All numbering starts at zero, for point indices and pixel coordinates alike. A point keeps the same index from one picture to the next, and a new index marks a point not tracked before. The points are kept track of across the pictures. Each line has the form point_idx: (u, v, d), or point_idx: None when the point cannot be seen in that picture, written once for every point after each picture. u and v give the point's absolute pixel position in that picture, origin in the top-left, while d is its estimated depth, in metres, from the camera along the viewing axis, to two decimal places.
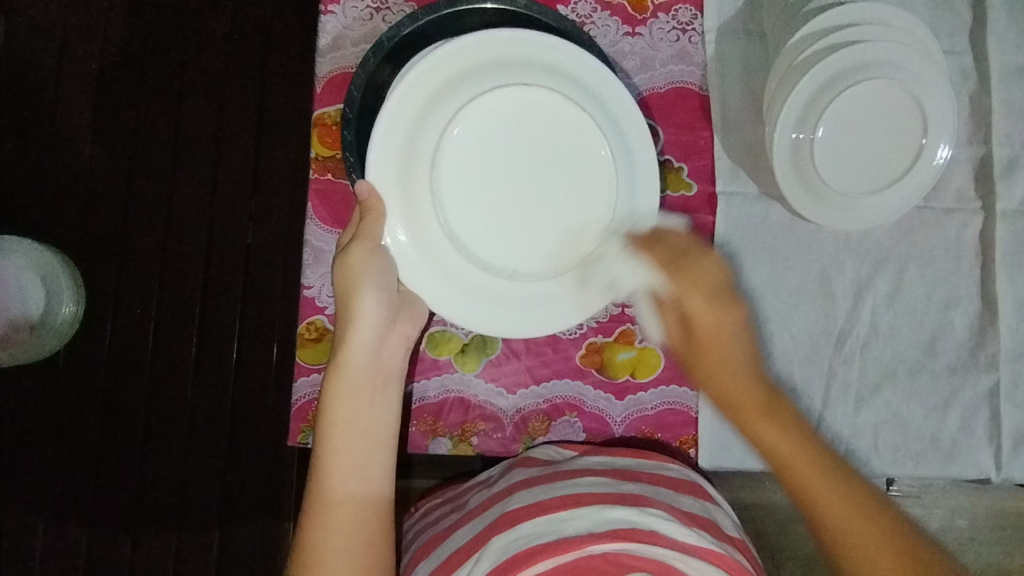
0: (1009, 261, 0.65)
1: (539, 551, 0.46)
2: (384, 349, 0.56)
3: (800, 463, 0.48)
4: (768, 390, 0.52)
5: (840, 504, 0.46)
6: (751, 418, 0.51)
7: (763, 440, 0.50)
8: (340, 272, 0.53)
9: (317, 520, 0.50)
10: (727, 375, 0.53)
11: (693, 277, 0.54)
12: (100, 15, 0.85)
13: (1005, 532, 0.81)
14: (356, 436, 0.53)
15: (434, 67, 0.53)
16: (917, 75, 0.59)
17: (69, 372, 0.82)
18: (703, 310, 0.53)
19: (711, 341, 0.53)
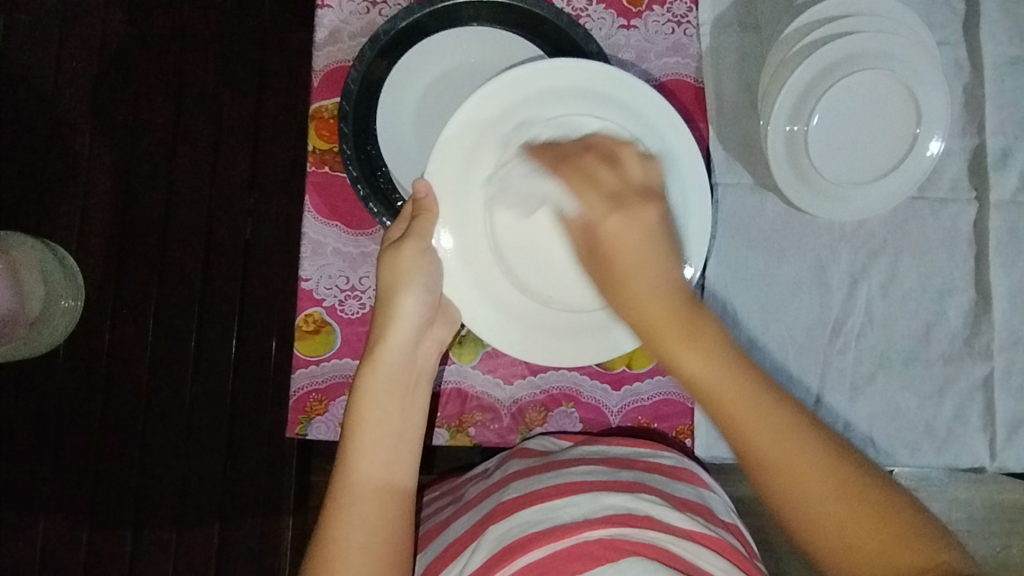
0: (1003, 250, 0.66)
1: (534, 539, 0.46)
2: (419, 351, 0.56)
3: (725, 390, 0.43)
4: (688, 305, 0.46)
5: (777, 440, 0.42)
6: (667, 338, 0.45)
7: (688, 368, 0.44)
8: (387, 268, 0.54)
9: (339, 511, 0.50)
10: (626, 270, 0.48)
11: (586, 173, 0.51)
12: (98, 12, 0.85)
13: (1000, 523, 0.82)
14: (384, 431, 0.53)
15: (509, 86, 0.53)
16: (909, 66, 0.59)
17: (69, 368, 0.83)
18: (601, 213, 0.50)
19: (615, 247, 0.49)
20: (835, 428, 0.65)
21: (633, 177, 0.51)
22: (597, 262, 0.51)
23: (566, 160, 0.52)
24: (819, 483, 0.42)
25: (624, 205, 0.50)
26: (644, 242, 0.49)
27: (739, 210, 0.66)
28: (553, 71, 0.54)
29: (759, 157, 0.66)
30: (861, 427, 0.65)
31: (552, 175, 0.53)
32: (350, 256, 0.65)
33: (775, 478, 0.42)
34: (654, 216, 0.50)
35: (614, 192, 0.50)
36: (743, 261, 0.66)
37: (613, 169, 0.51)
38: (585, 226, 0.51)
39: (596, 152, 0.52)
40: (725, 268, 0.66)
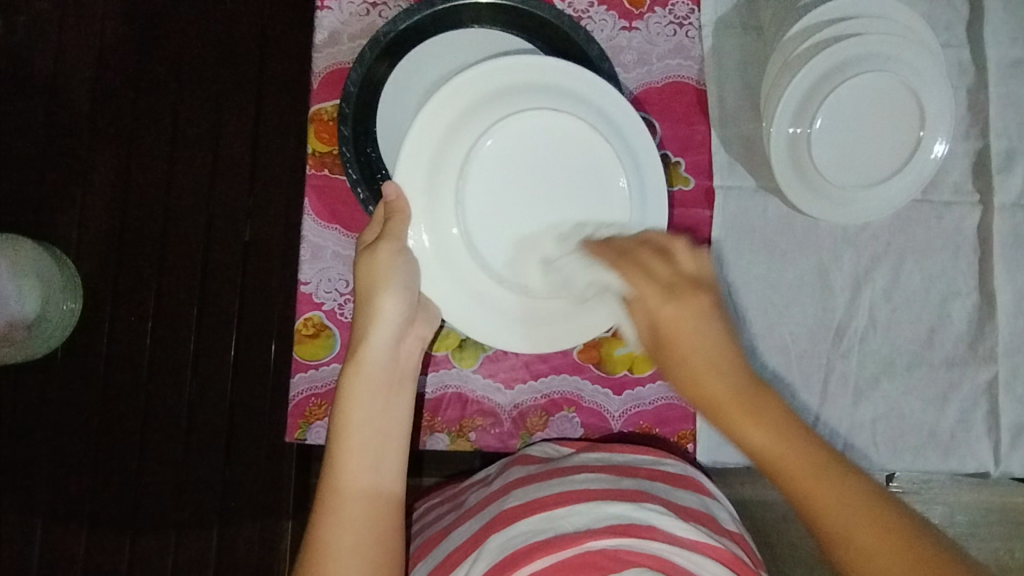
0: (1007, 254, 0.65)
1: (536, 549, 0.46)
2: (401, 352, 0.56)
3: (797, 467, 0.42)
4: (755, 385, 0.45)
5: (873, 537, 0.39)
6: (734, 418, 0.44)
7: (752, 444, 0.43)
8: (363, 268, 0.54)
9: (328, 516, 0.49)
10: (688, 351, 0.46)
11: (641, 266, 0.49)
12: (97, 13, 0.85)
13: (1003, 527, 0.81)
14: (368, 433, 0.52)
15: (473, 82, 0.54)
16: (914, 67, 0.58)
17: (68, 371, 0.82)
18: (657, 299, 0.48)
19: (671, 335, 0.47)
20: (837, 433, 0.65)
21: (686, 267, 0.49)
22: (658, 345, 0.48)
23: (626, 254, 0.51)
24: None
25: (678, 295, 0.47)
26: (707, 324, 0.47)
27: (742, 213, 0.66)
28: (495, 72, 0.54)
29: (761, 160, 0.65)
30: (865, 432, 0.65)
31: (614, 268, 0.51)
32: (350, 259, 0.65)
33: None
34: (711, 299, 0.48)
35: (668, 281, 0.48)
36: (746, 265, 0.65)
37: (667, 261, 0.49)
38: (644, 316, 0.49)
39: (649, 245, 0.51)
40: (728, 271, 0.65)
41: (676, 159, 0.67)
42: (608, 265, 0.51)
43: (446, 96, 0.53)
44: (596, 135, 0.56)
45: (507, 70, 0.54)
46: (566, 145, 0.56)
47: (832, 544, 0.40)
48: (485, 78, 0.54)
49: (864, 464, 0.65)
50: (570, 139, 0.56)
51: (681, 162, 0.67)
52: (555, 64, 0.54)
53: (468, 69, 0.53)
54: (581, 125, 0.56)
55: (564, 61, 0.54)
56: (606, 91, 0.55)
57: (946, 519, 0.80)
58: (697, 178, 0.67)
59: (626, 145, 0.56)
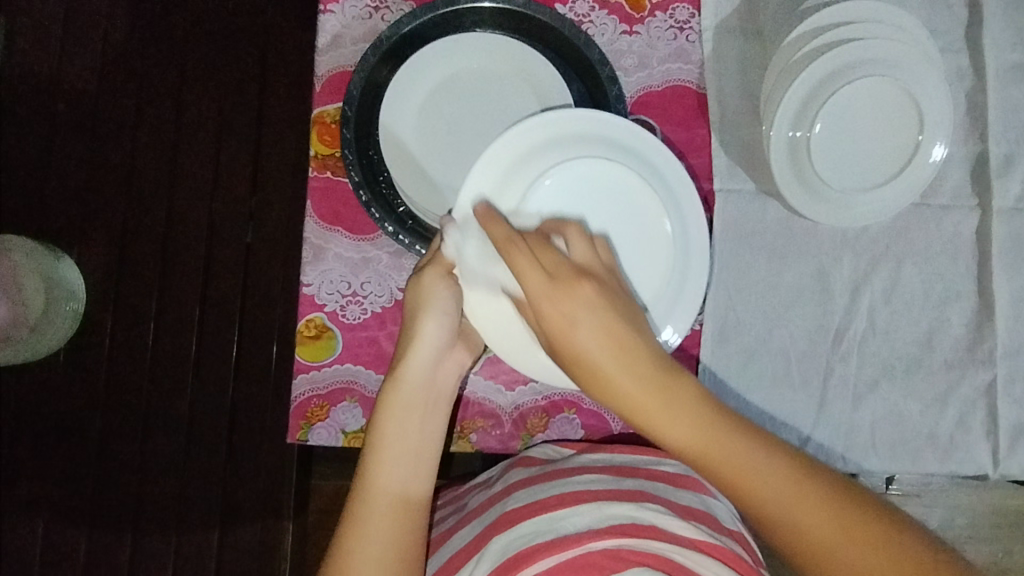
0: (1005, 257, 0.65)
1: (539, 551, 0.46)
2: (441, 371, 0.57)
3: (719, 455, 0.43)
4: (664, 363, 0.45)
5: (797, 494, 0.42)
6: (659, 418, 0.43)
7: (672, 434, 0.44)
8: (410, 292, 0.56)
9: (358, 521, 0.50)
10: (586, 350, 0.45)
11: (533, 251, 0.48)
12: (101, 16, 0.86)
13: (1001, 530, 0.82)
14: (405, 445, 0.53)
15: (524, 133, 0.54)
16: (911, 72, 0.59)
17: (70, 372, 0.83)
18: (541, 293, 0.46)
19: (566, 336, 0.46)
20: (836, 436, 0.65)
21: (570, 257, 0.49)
22: (557, 351, 0.47)
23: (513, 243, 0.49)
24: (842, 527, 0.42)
25: (562, 287, 0.46)
26: (616, 316, 0.46)
27: (741, 217, 0.66)
28: (536, 129, 0.54)
29: (761, 164, 0.66)
30: (864, 433, 0.65)
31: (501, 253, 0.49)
32: (351, 261, 0.65)
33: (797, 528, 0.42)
34: (600, 289, 0.47)
35: (551, 272, 0.47)
36: (746, 268, 0.66)
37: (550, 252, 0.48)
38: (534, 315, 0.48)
39: (502, 230, 0.49)
40: (728, 275, 0.66)
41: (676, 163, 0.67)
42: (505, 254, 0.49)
43: (500, 146, 0.53)
44: (645, 188, 0.56)
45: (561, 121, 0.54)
46: (614, 196, 0.56)
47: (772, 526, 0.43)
48: (519, 139, 0.54)
49: (863, 467, 0.65)
50: (619, 190, 0.56)
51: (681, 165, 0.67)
52: (587, 116, 0.54)
53: (518, 122, 0.54)
54: (632, 176, 0.56)
55: (608, 114, 0.55)
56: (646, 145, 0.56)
57: (944, 521, 0.81)
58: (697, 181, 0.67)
59: (672, 200, 0.57)
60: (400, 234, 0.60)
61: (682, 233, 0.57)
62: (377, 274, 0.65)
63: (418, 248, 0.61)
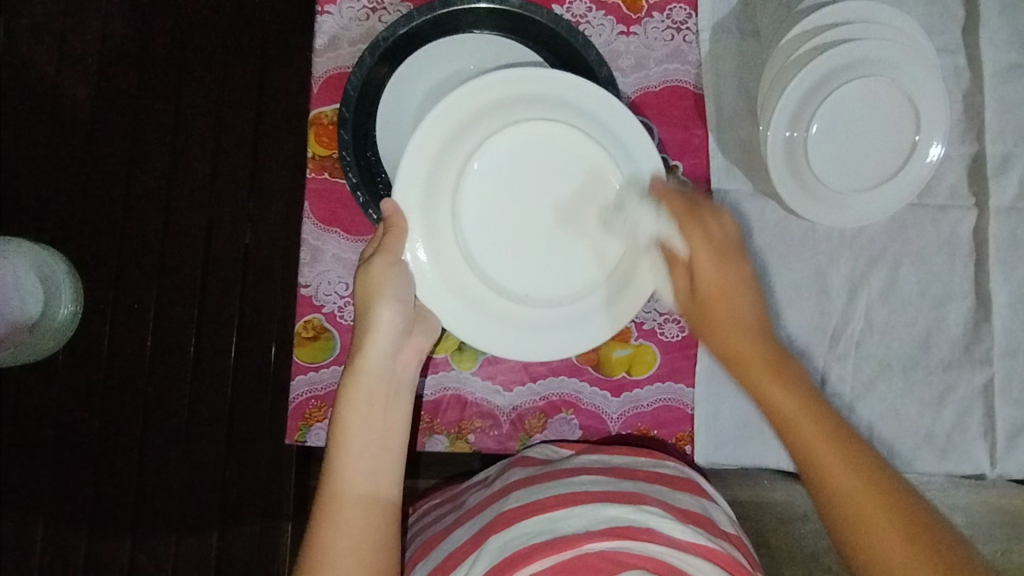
0: (1002, 257, 0.66)
1: (536, 550, 0.46)
2: (397, 360, 0.56)
3: (805, 419, 0.49)
4: (776, 350, 0.53)
5: (858, 472, 0.46)
6: (761, 375, 0.52)
7: (774, 401, 0.51)
8: (360, 283, 0.55)
9: (325, 519, 0.50)
10: (732, 315, 0.54)
11: (696, 215, 0.55)
12: (99, 17, 0.86)
13: (999, 529, 0.82)
14: (363, 439, 0.53)
15: (459, 102, 0.53)
16: (909, 72, 0.59)
17: (69, 374, 0.83)
18: (707, 254, 0.54)
19: (711, 295, 0.55)
20: None
21: (717, 232, 0.55)
22: (693, 305, 0.55)
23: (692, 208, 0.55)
24: (900, 516, 0.44)
25: (726, 260, 0.55)
26: (758, 302, 0.55)
27: (739, 217, 0.66)
28: (472, 95, 0.54)
29: (758, 164, 0.66)
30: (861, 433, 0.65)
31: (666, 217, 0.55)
32: (349, 262, 0.65)
33: (852, 506, 0.46)
34: (751, 277, 0.55)
35: (719, 245, 0.55)
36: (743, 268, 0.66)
37: (715, 223, 0.55)
38: (681, 272, 0.56)
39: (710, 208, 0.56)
40: None
41: (672, 163, 0.67)
42: (670, 218, 0.55)
43: (435, 118, 0.53)
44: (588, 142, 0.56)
45: (496, 85, 0.54)
46: (556, 154, 0.57)
47: (825, 486, 0.47)
48: (454, 108, 0.54)
49: None
50: (561, 147, 0.57)
51: (678, 166, 0.67)
52: (514, 75, 0.54)
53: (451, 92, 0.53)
54: (572, 131, 0.56)
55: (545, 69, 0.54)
56: (591, 94, 0.55)
57: None
58: (694, 181, 0.67)
59: (626, 150, 0.56)
60: None
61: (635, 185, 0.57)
62: None
63: None
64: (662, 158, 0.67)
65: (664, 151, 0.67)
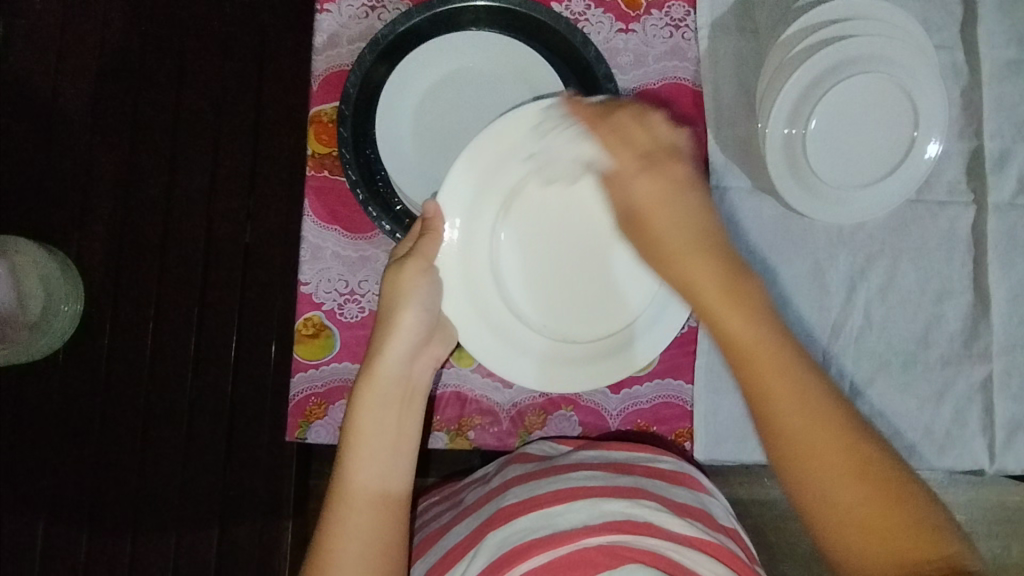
0: (1001, 253, 0.66)
1: (534, 545, 0.47)
2: (414, 365, 0.57)
3: (756, 350, 0.47)
4: (732, 269, 0.49)
5: (807, 416, 0.45)
6: (715, 304, 0.49)
7: (726, 327, 0.48)
8: (388, 285, 0.55)
9: (335, 514, 0.51)
10: (665, 233, 0.52)
11: (620, 132, 0.54)
12: (99, 16, 0.86)
13: (999, 525, 0.82)
14: (377, 439, 0.54)
15: (510, 128, 0.54)
16: (907, 69, 0.59)
17: (69, 373, 0.83)
18: (634, 175, 0.54)
19: (649, 209, 0.53)
20: None
21: (659, 135, 0.55)
22: (633, 226, 0.54)
23: (605, 119, 0.54)
24: (848, 462, 0.44)
25: (652, 167, 0.53)
26: (704, 217, 0.52)
27: (738, 214, 0.66)
28: (524, 122, 0.54)
29: (757, 161, 0.66)
30: None
31: (590, 136, 0.54)
32: (349, 260, 0.65)
33: (799, 451, 0.45)
34: (693, 191, 0.53)
35: (646, 151, 0.54)
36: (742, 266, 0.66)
37: (645, 128, 0.54)
38: (620, 193, 0.55)
39: (634, 118, 0.54)
40: None
41: None
42: (585, 129, 0.54)
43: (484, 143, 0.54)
44: None
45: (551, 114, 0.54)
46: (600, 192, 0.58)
47: (776, 423, 0.46)
48: (505, 136, 0.54)
49: None
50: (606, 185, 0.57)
51: None
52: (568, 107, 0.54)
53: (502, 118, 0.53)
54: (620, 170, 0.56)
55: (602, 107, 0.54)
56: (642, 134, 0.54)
57: None
58: None
59: None
60: (399, 233, 0.60)
61: None
62: (374, 272, 0.66)
63: None
64: None
65: None
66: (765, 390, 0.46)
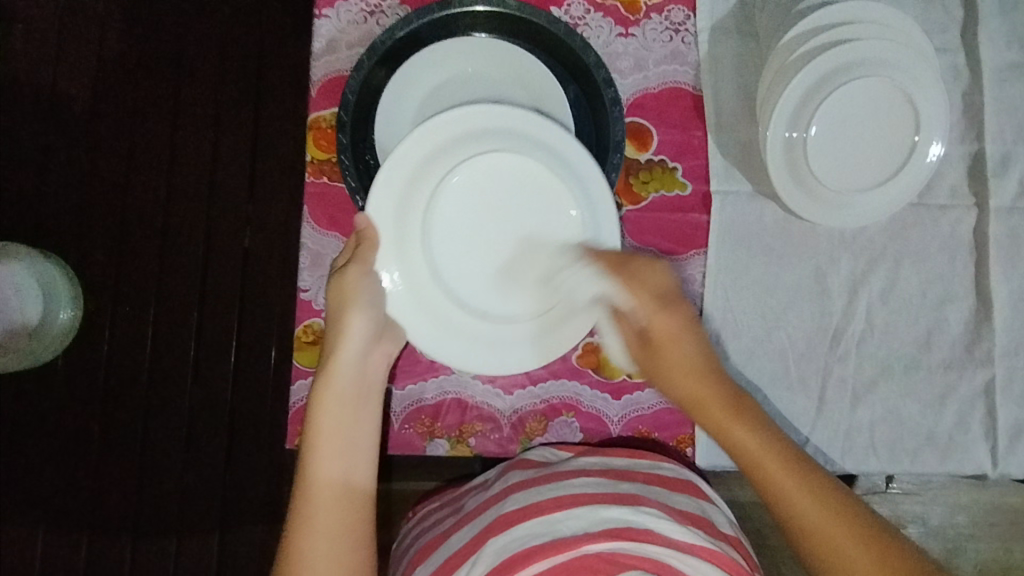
0: (1003, 257, 0.65)
1: (533, 553, 0.46)
2: (368, 364, 0.56)
3: (767, 459, 0.49)
4: (737, 393, 0.53)
5: (820, 505, 0.46)
6: (721, 420, 0.51)
7: (736, 442, 0.50)
8: (333, 291, 0.55)
9: (294, 520, 0.49)
10: (689, 363, 0.54)
11: (635, 274, 0.55)
12: (97, 21, 0.85)
13: (1001, 529, 0.82)
14: (331, 444, 0.52)
15: (432, 132, 0.54)
16: (907, 72, 0.59)
17: (68, 381, 0.82)
18: (646, 310, 0.55)
19: (662, 341, 0.55)
20: (835, 436, 0.65)
21: (660, 282, 0.56)
22: (648, 358, 0.56)
23: (622, 265, 0.55)
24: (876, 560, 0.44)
25: (661, 307, 0.55)
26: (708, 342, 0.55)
27: (738, 218, 0.66)
28: (446, 125, 0.54)
29: (758, 165, 0.66)
30: (861, 434, 0.65)
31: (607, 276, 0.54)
32: None
33: (831, 555, 0.45)
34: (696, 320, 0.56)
35: (658, 295, 0.55)
36: (743, 270, 0.66)
37: (654, 275, 0.55)
38: (632, 326, 0.56)
39: (645, 261, 0.56)
40: (726, 276, 0.66)
41: (671, 165, 0.67)
42: (603, 271, 0.55)
43: (408, 145, 0.53)
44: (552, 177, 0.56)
45: (470, 116, 0.54)
46: (525, 188, 0.57)
47: (792, 522, 0.47)
48: (426, 140, 0.54)
49: (862, 467, 0.65)
50: (529, 182, 0.56)
51: (677, 168, 0.67)
52: (479, 109, 0.54)
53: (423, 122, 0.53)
54: (537, 165, 0.56)
55: (516, 108, 0.54)
56: (553, 130, 0.55)
57: (945, 521, 0.81)
58: (693, 182, 0.67)
59: (582, 186, 0.55)
60: None
61: (593, 223, 0.56)
62: None
63: None
64: (661, 159, 0.67)
65: (662, 152, 0.67)
66: (773, 484, 0.48)
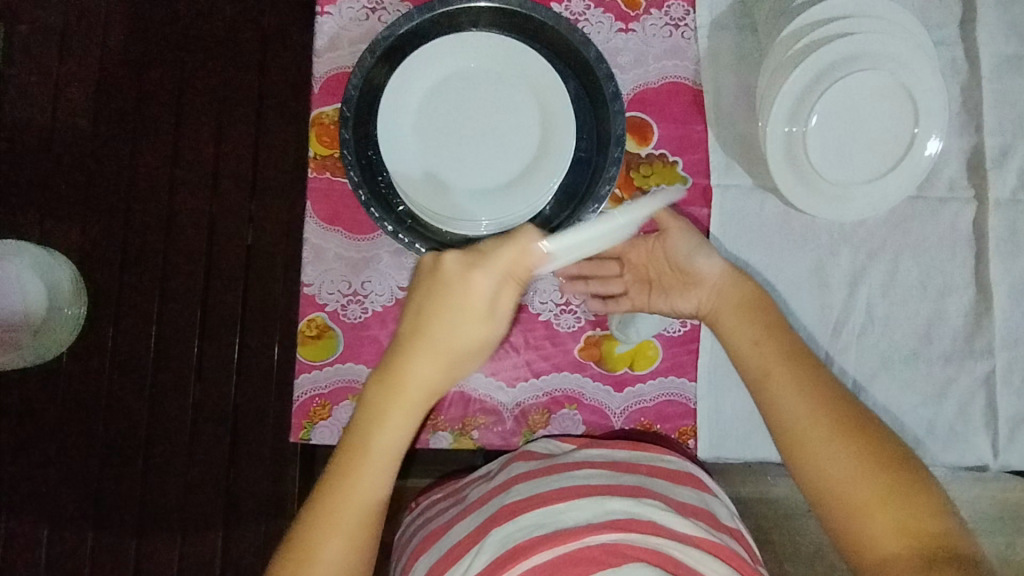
0: (1002, 248, 0.66)
1: (537, 543, 0.47)
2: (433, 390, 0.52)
3: (764, 350, 0.56)
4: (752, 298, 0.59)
5: (806, 388, 0.54)
6: (727, 312, 0.59)
7: (732, 335, 0.58)
8: (480, 315, 0.48)
9: (325, 526, 0.48)
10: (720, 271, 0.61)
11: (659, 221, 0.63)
12: (101, 20, 0.86)
13: (1000, 521, 0.82)
14: (371, 468, 0.49)
15: None
16: (905, 64, 0.59)
17: (71, 377, 0.82)
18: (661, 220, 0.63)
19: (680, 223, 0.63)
20: None
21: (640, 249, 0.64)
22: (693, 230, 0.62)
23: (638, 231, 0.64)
24: (848, 442, 0.51)
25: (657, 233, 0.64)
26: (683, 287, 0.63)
27: (738, 211, 0.67)
28: None
29: (758, 159, 0.66)
30: None
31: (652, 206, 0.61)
32: (352, 261, 0.66)
33: (811, 429, 0.52)
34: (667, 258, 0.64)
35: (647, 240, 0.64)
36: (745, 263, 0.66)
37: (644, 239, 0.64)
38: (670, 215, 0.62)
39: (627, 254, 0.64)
40: None
41: (672, 159, 0.68)
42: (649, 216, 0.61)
43: None
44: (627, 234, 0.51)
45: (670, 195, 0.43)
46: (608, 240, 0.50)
47: (778, 402, 0.54)
48: None
49: None
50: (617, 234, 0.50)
51: (677, 162, 0.67)
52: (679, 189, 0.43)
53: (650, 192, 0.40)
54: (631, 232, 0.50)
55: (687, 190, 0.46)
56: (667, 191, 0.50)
57: None
58: (694, 176, 0.67)
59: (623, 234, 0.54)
60: (400, 233, 0.61)
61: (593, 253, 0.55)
62: (377, 273, 0.66)
63: (419, 246, 0.62)
64: (661, 154, 0.67)
65: (663, 147, 0.68)
66: (767, 367, 0.55)
